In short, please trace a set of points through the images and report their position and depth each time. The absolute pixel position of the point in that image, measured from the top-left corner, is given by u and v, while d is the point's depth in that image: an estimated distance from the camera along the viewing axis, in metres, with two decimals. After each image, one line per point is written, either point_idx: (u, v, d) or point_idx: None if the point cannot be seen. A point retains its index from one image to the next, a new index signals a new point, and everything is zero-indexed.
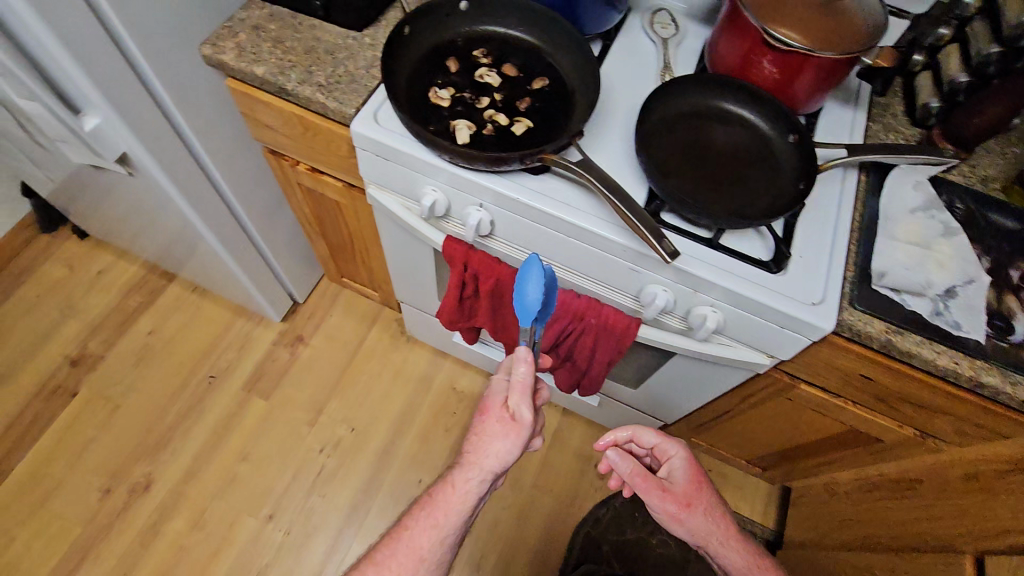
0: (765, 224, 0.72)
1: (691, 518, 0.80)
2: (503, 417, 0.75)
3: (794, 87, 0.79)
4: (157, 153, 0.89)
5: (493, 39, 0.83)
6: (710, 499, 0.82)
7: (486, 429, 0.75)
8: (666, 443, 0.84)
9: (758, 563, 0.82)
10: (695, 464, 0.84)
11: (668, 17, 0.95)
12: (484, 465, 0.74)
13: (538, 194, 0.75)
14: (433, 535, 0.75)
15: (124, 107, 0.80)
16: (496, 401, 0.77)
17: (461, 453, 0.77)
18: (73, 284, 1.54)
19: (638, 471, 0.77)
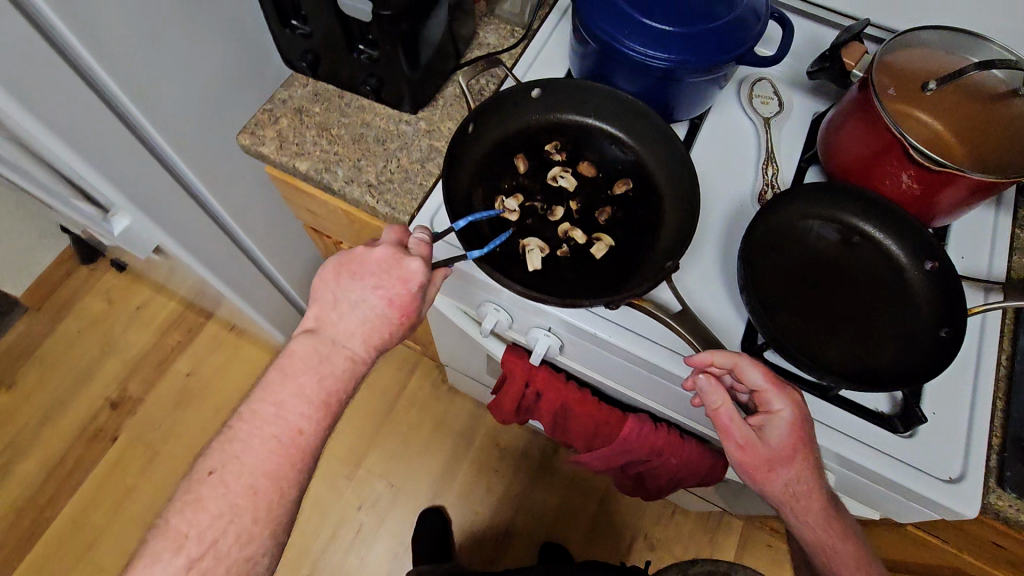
0: (900, 387, 0.60)
1: (771, 479, 0.60)
2: (381, 299, 0.59)
3: (934, 205, 0.65)
4: (188, 240, 0.80)
5: (568, 129, 0.71)
6: (812, 466, 0.59)
7: (369, 299, 0.58)
8: (772, 394, 0.57)
9: (833, 535, 0.64)
10: (807, 427, 0.57)
11: (769, 88, 0.80)
12: (356, 353, 0.59)
13: (622, 330, 0.64)
14: (284, 446, 0.56)
15: (150, 203, 0.70)
16: (372, 267, 0.59)
17: (329, 306, 0.59)
18: (112, 319, 1.49)
19: (725, 409, 0.58)
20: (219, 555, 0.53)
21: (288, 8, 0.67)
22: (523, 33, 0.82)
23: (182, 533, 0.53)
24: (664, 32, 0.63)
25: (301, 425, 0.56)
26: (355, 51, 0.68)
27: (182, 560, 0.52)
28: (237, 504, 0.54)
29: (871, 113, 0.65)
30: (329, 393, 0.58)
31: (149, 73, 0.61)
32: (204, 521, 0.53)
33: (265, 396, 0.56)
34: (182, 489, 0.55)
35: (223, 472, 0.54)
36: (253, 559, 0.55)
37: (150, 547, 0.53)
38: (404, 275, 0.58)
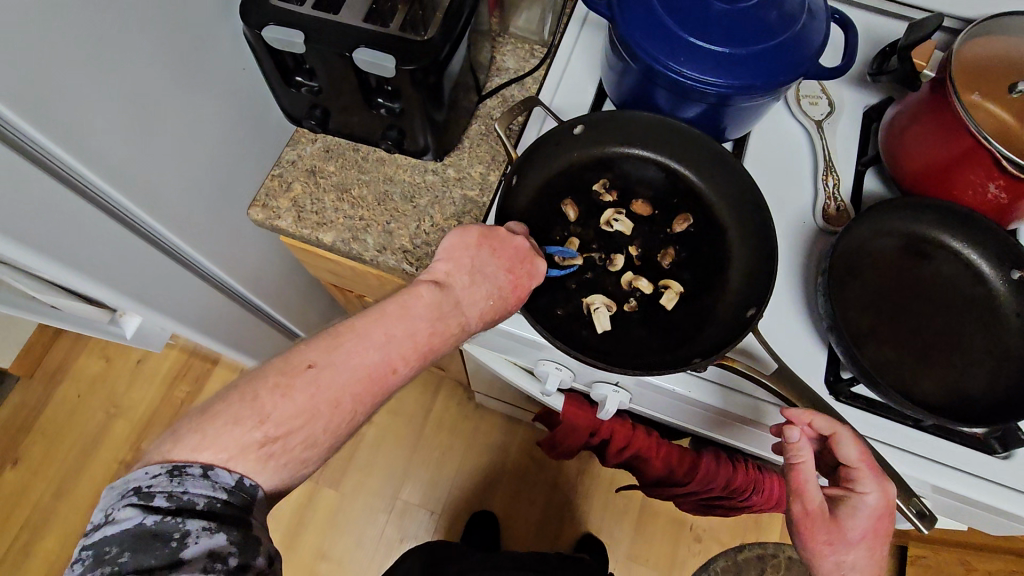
0: (1001, 416, 0.57)
1: (825, 560, 0.54)
2: (510, 283, 0.54)
3: (1018, 214, 0.61)
4: (199, 320, 0.72)
5: (614, 165, 0.66)
6: (875, 560, 0.54)
7: (502, 278, 0.53)
8: (864, 474, 0.53)
9: None
10: (888, 521, 0.53)
11: (817, 86, 0.73)
12: (468, 324, 0.52)
13: (704, 382, 0.59)
14: (374, 377, 0.47)
15: (148, 293, 0.62)
16: (509, 251, 0.55)
17: (464, 267, 0.53)
18: (111, 378, 1.40)
19: (806, 468, 0.54)
20: (288, 447, 0.44)
21: (290, 64, 0.59)
22: (544, 51, 0.74)
23: (264, 411, 0.43)
24: (721, 56, 0.56)
25: (396, 364, 0.48)
26: (373, 105, 0.61)
27: (255, 436, 0.42)
28: (319, 408, 0.45)
29: (947, 121, 0.60)
30: (433, 347, 0.50)
31: (148, 168, 0.54)
32: (287, 409, 0.44)
33: (377, 323, 0.48)
34: (271, 369, 0.45)
35: (320, 372, 0.45)
36: (304, 465, 0.45)
37: (228, 408, 0.43)
38: (530, 271, 0.55)
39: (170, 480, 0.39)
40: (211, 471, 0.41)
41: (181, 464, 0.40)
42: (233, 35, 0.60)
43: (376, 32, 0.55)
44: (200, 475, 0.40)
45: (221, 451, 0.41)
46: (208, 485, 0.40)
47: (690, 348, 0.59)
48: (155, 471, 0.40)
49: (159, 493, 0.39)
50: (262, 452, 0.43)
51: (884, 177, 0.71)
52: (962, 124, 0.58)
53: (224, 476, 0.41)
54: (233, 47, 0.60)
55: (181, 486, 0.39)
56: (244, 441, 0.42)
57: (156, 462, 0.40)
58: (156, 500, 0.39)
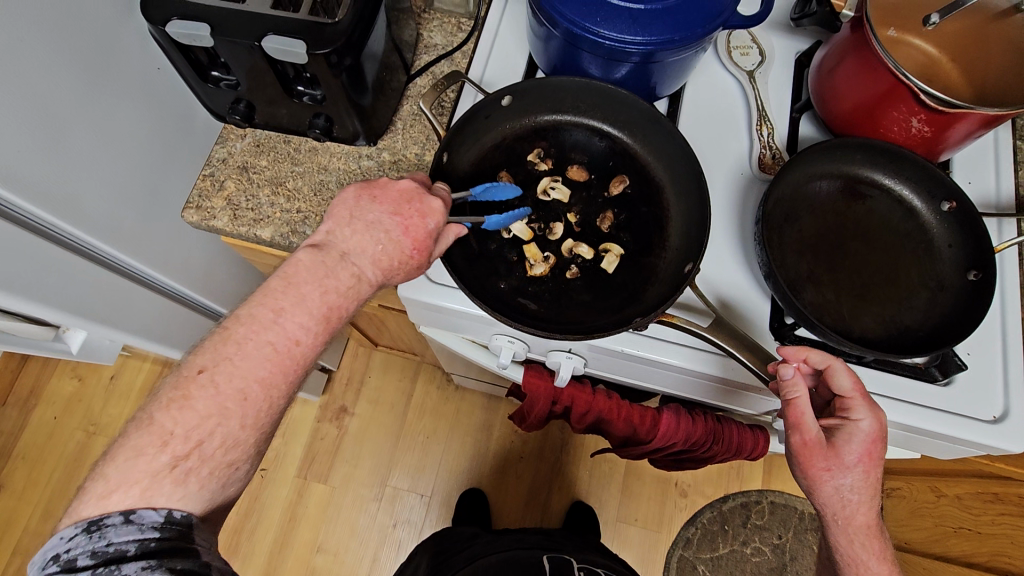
0: (938, 345, 0.59)
1: (826, 487, 0.56)
2: (399, 226, 0.52)
3: (945, 145, 0.62)
4: (142, 327, 0.71)
5: (548, 133, 0.66)
6: (873, 480, 0.55)
7: (387, 222, 0.51)
8: (857, 402, 0.54)
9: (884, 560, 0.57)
10: (882, 445, 0.54)
11: (747, 35, 0.73)
12: (363, 270, 0.51)
13: (651, 340, 0.61)
14: (277, 354, 0.48)
15: (83, 304, 0.60)
16: (393, 195, 0.53)
17: (343, 220, 0.52)
18: (87, 396, 1.38)
19: (804, 404, 0.53)
20: (206, 456, 0.45)
21: (203, 60, 0.58)
22: (472, 25, 0.73)
23: (166, 430, 0.44)
24: (637, 13, 0.56)
25: (296, 336, 0.48)
26: (294, 94, 0.60)
27: (165, 458, 0.43)
28: (226, 406, 0.46)
29: (867, 58, 0.60)
30: (332, 308, 0.50)
31: (66, 180, 0.52)
32: (191, 420, 0.44)
33: (261, 303, 0.48)
34: (164, 390, 0.46)
35: (213, 372, 0.46)
36: (233, 468, 0.46)
37: (128, 443, 0.43)
38: (420, 209, 0.52)
39: (88, 538, 0.40)
40: (134, 516, 0.42)
41: (95, 519, 0.41)
42: (140, 35, 0.58)
43: (286, 19, 0.53)
44: (121, 523, 0.41)
45: (135, 484, 0.42)
46: (133, 529, 0.41)
47: (633, 308, 0.59)
48: (71, 533, 0.40)
49: (81, 554, 0.40)
50: (180, 472, 0.43)
51: (818, 122, 0.71)
52: (880, 62, 0.59)
53: (145, 516, 0.42)
54: (141, 48, 0.58)
55: (103, 540, 0.40)
56: (157, 465, 0.43)
57: (69, 524, 0.41)
58: (82, 560, 0.40)
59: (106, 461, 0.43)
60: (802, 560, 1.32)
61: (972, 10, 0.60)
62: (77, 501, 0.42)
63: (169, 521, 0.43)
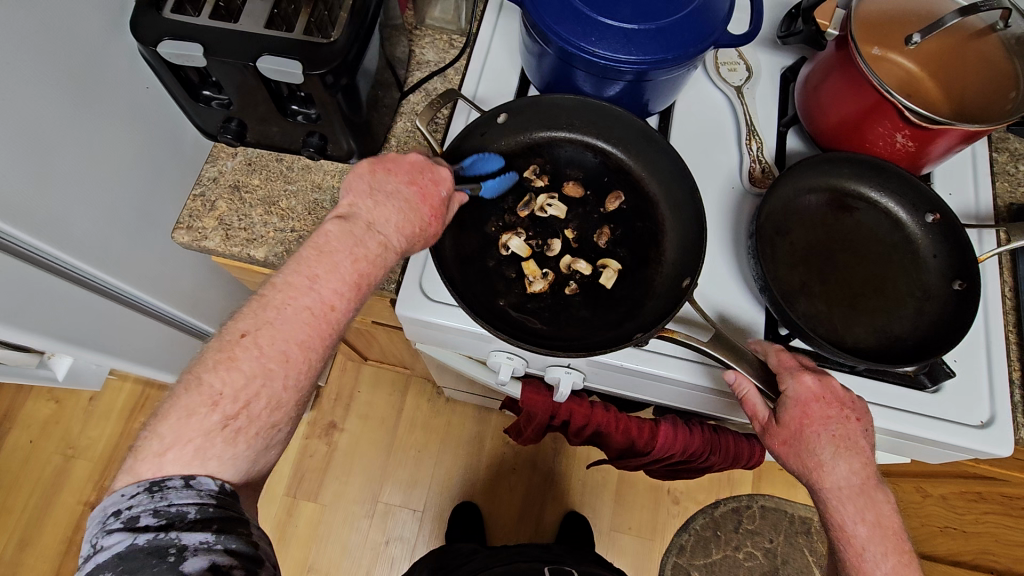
0: (928, 354, 0.60)
1: (795, 462, 0.56)
2: (417, 194, 0.53)
3: (927, 159, 0.64)
4: (122, 349, 0.69)
5: (543, 149, 0.67)
6: (840, 445, 0.54)
7: (405, 190, 0.52)
8: (783, 371, 0.56)
9: (883, 529, 0.54)
10: (826, 407, 0.55)
11: (734, 52, 0.74)
12: (389, 239, 0.51)
13: (651, 354, 0.61)
14: (316, 318, 0.48)
15: (65, 327, 0.59)
16: (406, 166, 0.54)
17: (363, 191, 0.52)
18: (65, 419, 1.33)
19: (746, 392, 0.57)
20: (253, 418, 0.45)
21: (194, 79, 0.57)
22: (464, 42, 0.74)
23: (215, 391, 0.44)
24: (630, 32, 0.57)
25: (331, 300, 0.48)
26: (288, 113, 0.60)
27: (215, 418, 0.44)
28: (270, 368, 0.46)
29: (853, 75, 0.62)
30: (363, 274, 0.50)
31: (55, 204, 0.51)
32: (237, 381, 0.45)
33: (295, 272, 0.48)
34: (208, 352, 0.46)
35: (256, 335, 0.46)
36: (277, 428, 0.47)
37: (178, 403, 0.44)
38: (433, 178, 0.54)
39: (150, 498, 0.42)
40: (192, 482, 0.43)
41: (157, 480, 0.42)
42: (129, 54, 0.57)
43: (280, 39, 0.53)
44: (182, 487, 0.42)
45: (189, 443, 0.43)
46: (192, 494, 0.42)
47: (632, 324, 0.60)
48: (132, 491, 0.42)
49: (144, 513, 0.41)
50: (229, 431, 0.44)
51: (805, 136, 0.73)
52: (866, 79, 0.60)
53: (205, 484, 0.43)
54: (129, 66, 0.57)
55: (163, 501, 0.42)
56: (209, 425, 0.44)
57: (131, 483, 0.42)
58: (144, 520, 0.41)
59: (158, 421, 0.44)
60: (794, 562, 1.33)
61: (953, 28, 0.62)
62: (132, 458, 0.43)
63: (225, 492, 0.44)
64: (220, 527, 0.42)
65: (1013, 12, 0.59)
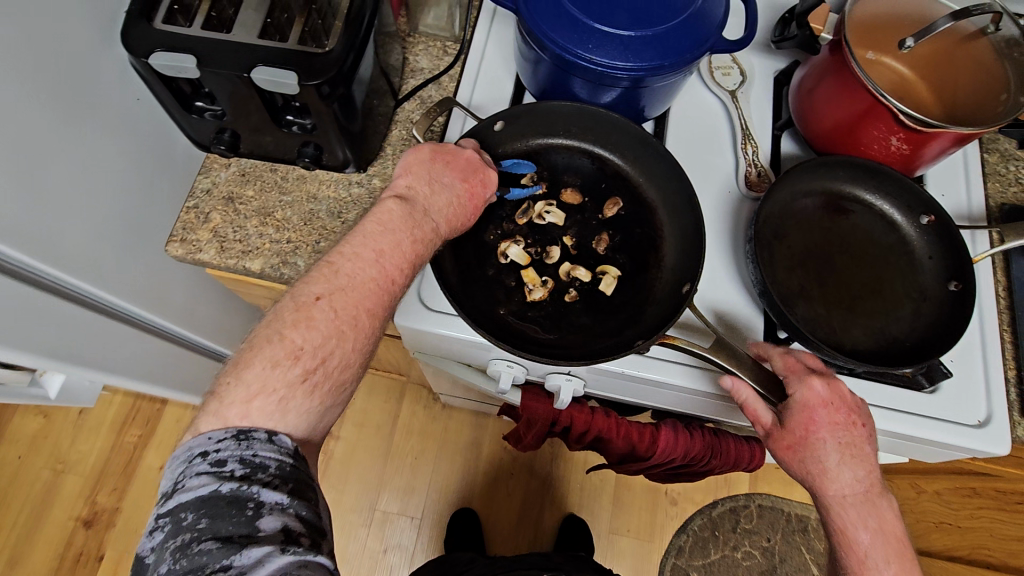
0: (925, 355, 0.61)
1: (799, 467, 0.56)
2: (466, 193, 0.56)
3: (920, 161, 0.65)
4: (114, 364, 0.68)
5: (540, 156, 0.66)
6: (845, 448, 0.55)
7: (459, 187, 0.55)
8: (792, 376, 0.57)
9: (886, 532, 0.54)
10: (833, 409, 0.55)
11: (727, 56, 0.75)
12: (440, 228, 0.54)
13: (652, 360, 0.61)
14: (379, 290, 0.49)
15: (54, 343, 0.57)
16: (462, 163, 0.57)
17: (423, 179, 0.55)
18: (54, 434, 1.31)
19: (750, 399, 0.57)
20: (328, 373, 0.46)
21: (187, 90, 0.56)
22: (458, 49, 0.73)
23: (295, 345, 0.45)
24: (626, 39, 0.57)
25: (392, 275, 0.50)
26: (283, 123, 0.59)
27: (298, 371, 0.44)
28: (343, 329, 0.47)
29: (847, 79, 0.62)
30: (418, 255, 0.52)
31: (44, 218, 0.50)
32: (316, 338, 0.45)
33: (363, 244, 0.50)
34: (284, 311, 0.46)
35: (332, 298, 0.47)
36: (344, 387, 0.47)
37: (261, 352, 0.44)
38: (484, 180, 0.57)
39: (237, 445, 0.40)
40: (275, 437, 0.42)
41: (245, 429, 0.41)
42: (119, 64, 0.56)
43: (275, 49, 0.52)
44: (266, 439, 0.41)
45: (274, 393, 0.43)
46: (274, 449, 0.41)
47: (633, 330, 0.60)
48: (220, 436, 0.40)
49: (229, 459, 0.40)
50: (309, 385, 0.44)
51: (799, 139, 0.73)
52: (860, 83, 0.61)
53: (286, 440, 0.42)
54: (119, 77, 0.56)
55: (250, 450, 0.40)
56: (290, 378, 0.44)
57: (219, 427, 0.41)
58: (229, 466, 0.39)
59: (240, 369, 0.43)
60: (791, 561, 1.34)
61: (946, 32, 0.63)
62: (215, 402, 0.42)
63: (299, 454, 0.42)
64: (297, 488, 0.41)
65: (1003, 16, 0.61)
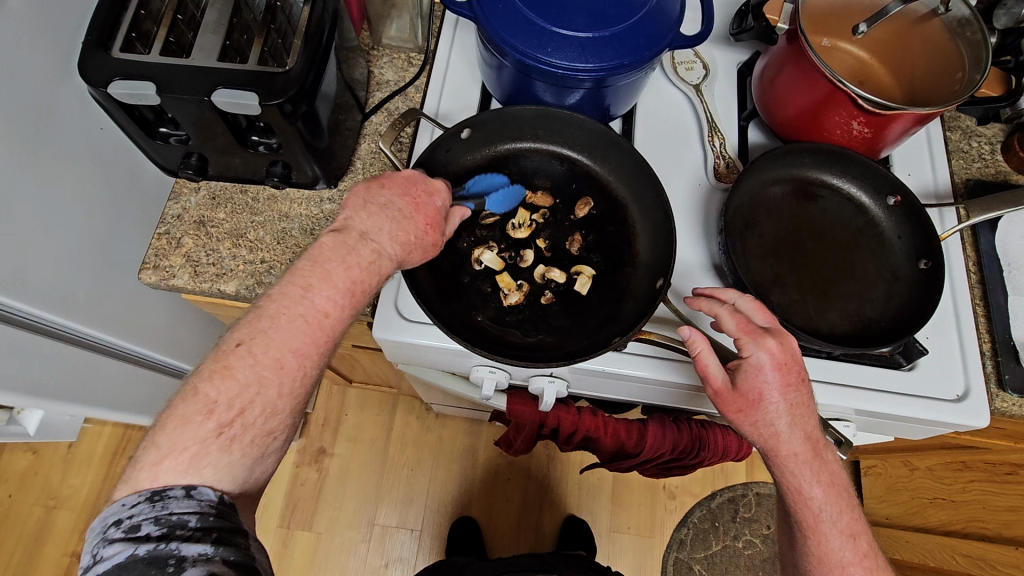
0: (903, 334, 0.61)
1: (754, 426, 0.55)
2: (410, 205, 0.54)
3: (883, 143, 0.66)
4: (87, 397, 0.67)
5: (510, 161, 0.67)
6: (796, 407, 0.54)
7: (398, 201, 0.53)
8: (746, 339, 0.55)
9: (836, 489, 0.55)
10: (789, 370, 0.54)
11: (690, 51, 0.76)
12: (383, 245, 0.52)
13: (630, 356, 0.62)
14: (321, 310, 0.48)
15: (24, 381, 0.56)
16: (400, 180, 0.55)
17: (358, 205, 0.53)
18: (45, 470, 1.29)
19: (706, 356, 0.54)
20: (249, 424, 0.45)
21: (150, 117, 0.56)
22: (422, 59, 0.74)
23: (211, 399, 0.44)
24: (585, 41, 0.57)
25: (326, 308, 0.49)
26: (249, 144, 0.59)
27: (212, 425, 0.43)
28: (265, 375, 0.46)
29: (805, 67, 0.63)
30: (357, 281, 0.50)
31: (12, 257, 0.49)
32: (232, 388, 0.45)
33: (312, 272, 0.50)
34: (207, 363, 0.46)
35: (251, 345, 0.46)
36: (273, 436, 0.46)
37: (175, 412, 0.43)
38: (428, 191, 0.56)
39: (152, 506, 0.40)
40: (193, 491, 0.41)
41: (159, 489, 0.40)
42: (79, 96, 0.55)
43: (235, 71, 0.52)
44: (184, 495, 0.41)
45: (185, 451, 0.42)
46: (193, 503, 0.41)
47: (611, 328, 0.60)
48: (132, 501, 0.40)
49: (145, 521, 0.39)
50: (226, 438, 0.43)
51: (765, 128, 0.74)
52: (817, 70, 0.61)
53: (206, 492, 0.41)
54: (81, 109, 0.56)
55: (165, 509, 0.40)
56: (204, 433, 0.43)
57: (132, 492, 0.40)
58: (145, 528, 0.39)
59: (156, 431, 0.43)
60: None
61: (898, 15, 0.64)
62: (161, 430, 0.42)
63: (225, 502, 0.42)
64: (221, 536, 0.40)
65: None
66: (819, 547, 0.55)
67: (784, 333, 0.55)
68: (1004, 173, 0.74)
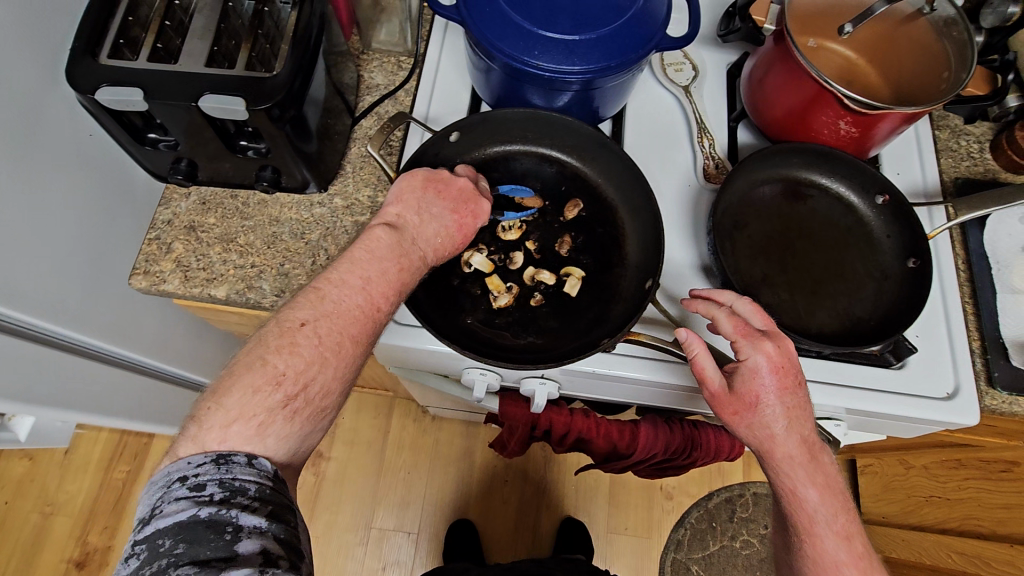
0: (891, 333, 0.61)
1: (750, 428, 0.55)
2: (456, 224, 0.57)
3: (871, 143, 0.66)
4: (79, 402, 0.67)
5: (499, 164, 0.67)
6: (792, 409, 0.54)
7: (449, 219, 0.57)
8: (744, 342, 0.55)
9: (832, 491, 0.55)
10: (786, 373, 0.54)
11: (679, 53, 0.76)
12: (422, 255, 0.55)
13: (621, 358, 0.62)
14: (309, 313, 0.48)
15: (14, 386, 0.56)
16: (454, 193, 0.58)
17: (412, 209, 0.56)
18: (40, 476, 1.29)
19: (703, 359, 0.54)
20: (310, 400, 0.46)
21: (138, 123, 0.56)
22: (412, 63, 0.74)
23: (279, 371, 0.45)
24: (572, 43, 0.57)
25: (378, 303, 0.51)
26: (238, 149, 0.59)
27: (279, 396, 0.44)
28: (328, 356, 0.47)
29: (792, 68, 0.63)
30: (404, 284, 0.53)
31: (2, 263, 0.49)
32: (299, 364, 0.45)
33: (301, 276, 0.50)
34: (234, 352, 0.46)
35: (316, 324, 0.47)
36: (325, 414, 0.47)
37: (235, 382, 0.44)
38: (474, 210, 0.59)
39: (217, 468, 0.40)
40: (254, 460, 0.42)
41: (224, 453, 0.41)
42: (66, 103, 0.55)
43: (223, 76, 0.53)
44: (246, 463, 0.41)
45: (253, 418, 0.43)
46: (254, 472, 0.41)
47: (601, 329, 0.60)
48: (199, 460, 0.40)
49: (209, 482, 0.40)
50: (290, 410, 0.44)
51: (754, 129, 0.75)
52: (804, 71, 0.62)
53: (266, 463, 0.42)
54: (68, 115, 0.56)
55: (230, 473, 0.40)
56: (270, 404, 0.44)
57: (198, 452, 0.41)
58: (209, 489, 0.39)
59: None
60: None
61: (884, 15, 0.65)
62: None
63: (278, 477, 0.42)
64: (276, 511, 0.40)
65: None
66: (814, 551, 0.54)
67: (781, 335, 0.55)
68: (992, 172, 0.74)
